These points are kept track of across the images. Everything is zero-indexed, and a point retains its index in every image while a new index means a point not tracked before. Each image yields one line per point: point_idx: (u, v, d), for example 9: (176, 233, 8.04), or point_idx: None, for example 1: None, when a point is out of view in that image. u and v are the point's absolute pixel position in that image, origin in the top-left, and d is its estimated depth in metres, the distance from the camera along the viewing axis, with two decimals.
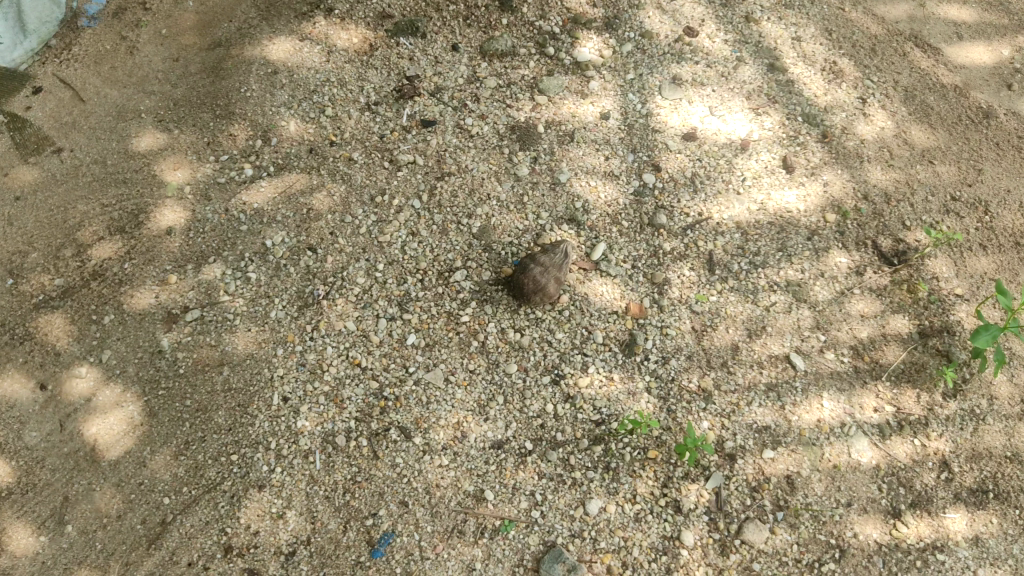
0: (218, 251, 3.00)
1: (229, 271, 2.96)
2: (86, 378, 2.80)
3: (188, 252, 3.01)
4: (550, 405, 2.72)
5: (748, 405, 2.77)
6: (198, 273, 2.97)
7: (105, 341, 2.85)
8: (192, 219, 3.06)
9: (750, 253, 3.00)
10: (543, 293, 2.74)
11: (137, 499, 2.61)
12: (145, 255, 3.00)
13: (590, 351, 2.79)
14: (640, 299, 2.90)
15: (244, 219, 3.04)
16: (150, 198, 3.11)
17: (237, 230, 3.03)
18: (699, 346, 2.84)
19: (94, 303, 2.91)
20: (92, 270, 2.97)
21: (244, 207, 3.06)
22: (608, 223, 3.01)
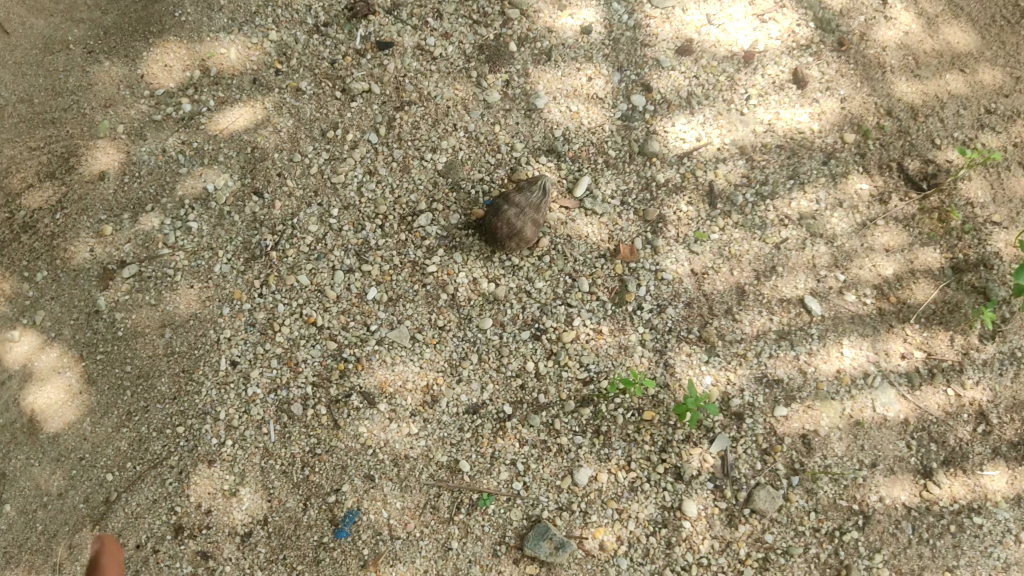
0: (155, 197, 2.54)
1: (168, 221, 2.52)
2: (20, 342, 2.43)
3: (124, 199, 2.54)
4: (530, 363, 2.38)
5: (756, 356, 2.43)
6: (135, 223, 2.52)
7: (39, 300, 2.46)
8: (128, 162, 2.56)
9: (757, 182, 2.60)
10: (519, 239, 2.38)
11: (79, 474, 2.33)
12: (76, 203, 2.52)
13: (575, 302, 2.43)
14: (631, 239, 2.50)
15: (184, 160, 2.57)
16: (81, 138, 2.58)
17: (176, 171, 2.56)
18: (700, 291, 2.47)
19: (25, 258, 2.49)
20: (21, 222, 2.51)
21: (184, 146, 2.58)
22: (593, 152, 2.61)
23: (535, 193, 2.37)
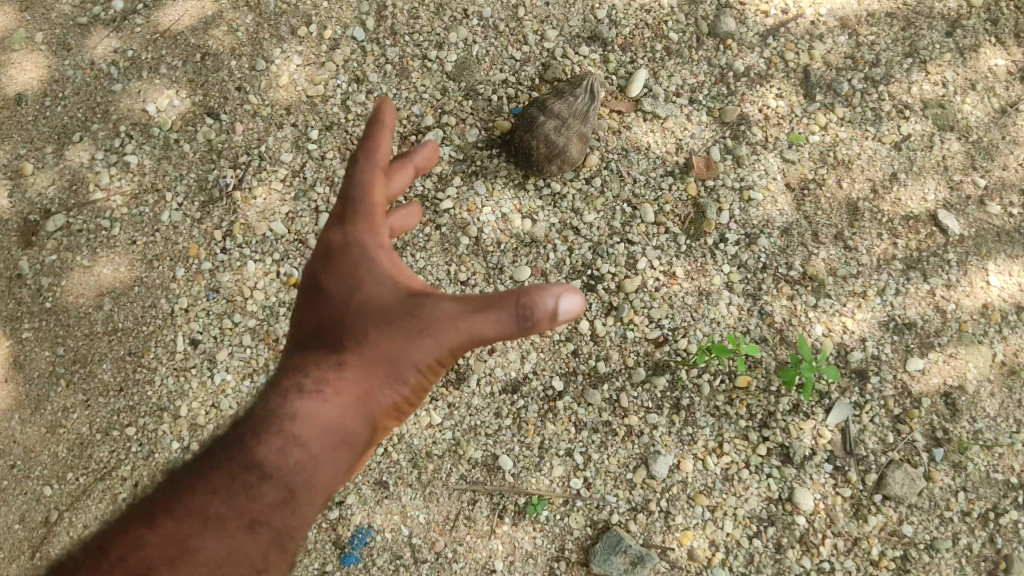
0: (84, 124, 1.95)
1: (100, 155, 1.93)
2: None
3: (46, 129, 1.96)
4: (584, 322, 1.79)
5: (880, 295, 1.85)
6: (61, 160, 1.94)
7: None
8: (49, 80, 1.98)
9: (866, 63, 1.97)
10: (562, 160, 1.79)
11: (10, 487, 1.84)
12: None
13: (638, 238, 1.83)
14: (706, 149, 1.88)
15: (117, 75, 1.97)
16: None
17: (108, 89, 1.97)
18: (799, 213, 1.87)
19: None
20: None
21: (116, 55, 1.98)
22: (648, 37, 1.95)
23: (575, 97, 1.76)
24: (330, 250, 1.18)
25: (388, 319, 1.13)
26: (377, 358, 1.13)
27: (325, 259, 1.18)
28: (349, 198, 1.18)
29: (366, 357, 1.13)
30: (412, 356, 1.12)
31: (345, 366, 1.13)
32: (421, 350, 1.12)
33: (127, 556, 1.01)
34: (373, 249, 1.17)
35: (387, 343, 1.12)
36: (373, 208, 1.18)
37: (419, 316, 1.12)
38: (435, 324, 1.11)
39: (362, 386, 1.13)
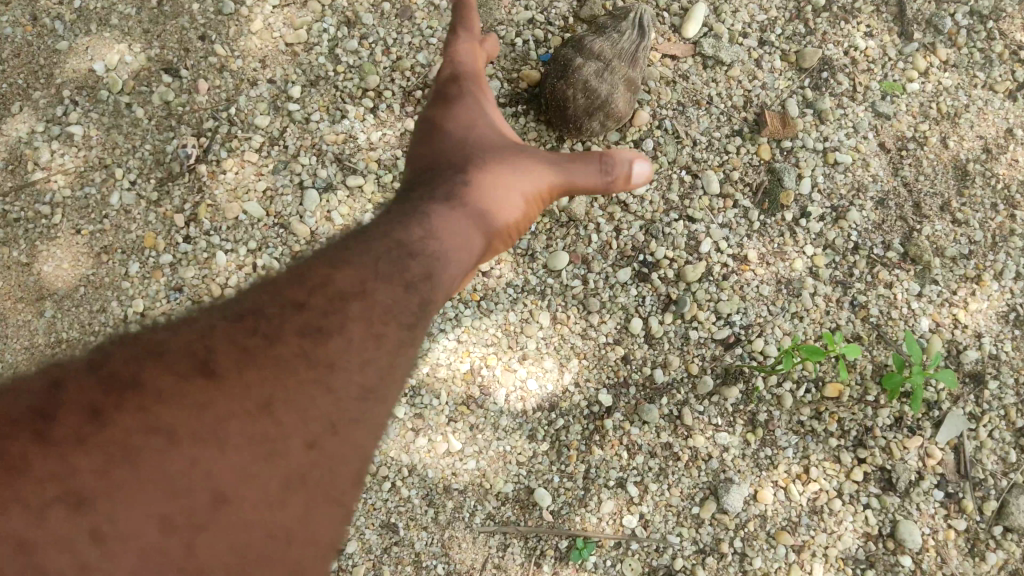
0: (23, 92, 1.57)
1: (41, 127, 1.56)
2: None
3: None
4: (637, 320, 1.44)
5: (998, 279, 1.49)
6: None
7: None
8: None
9: None
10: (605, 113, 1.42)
11: None
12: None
13: (699, 214, 1.47)
14: (780, 101, 1.52)
15: (62, 29, 1.58)
16: None
17: (51, 47, 1.58)
18: (896, 179, 1.51)
19: None
20: None
21: (61, 7, 1.59)
22: None
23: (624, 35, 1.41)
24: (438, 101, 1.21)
25: (498, 152, 1.15)
26: (498, 173, 1.11)
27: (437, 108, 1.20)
28: (452, 64, 1.25)
29: (489, 169, 1.11)
30: (523, 185, 1.13)
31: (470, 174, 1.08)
32: (531, 180, 1.14)
33: (300, 299, 0.81)
34: (474, 103, 1.22)
35: (502, 173, 1.11)
36: (477, 71, 1.27)
37: (524, 156, 1.15)
38: (539, 158, 1.16)
39: (491, 191, 1.08)
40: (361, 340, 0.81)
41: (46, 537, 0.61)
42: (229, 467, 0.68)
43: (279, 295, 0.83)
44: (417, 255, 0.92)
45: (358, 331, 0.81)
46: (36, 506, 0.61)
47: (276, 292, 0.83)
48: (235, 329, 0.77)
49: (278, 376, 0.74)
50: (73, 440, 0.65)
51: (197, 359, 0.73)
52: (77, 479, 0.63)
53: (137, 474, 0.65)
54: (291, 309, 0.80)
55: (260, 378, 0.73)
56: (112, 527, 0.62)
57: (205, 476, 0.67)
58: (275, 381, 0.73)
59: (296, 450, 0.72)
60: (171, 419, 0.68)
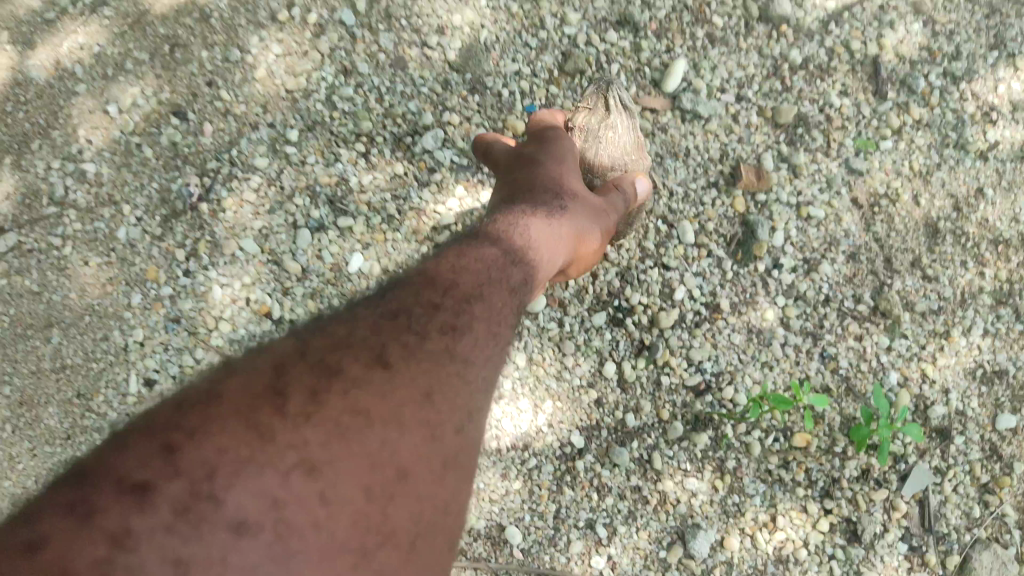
0: (43, 131, 1.62)
1: (58, 166, 1.62)
2: None
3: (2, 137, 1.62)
4: (610, 365, 1.49)
5: (966, 337, 1.54)
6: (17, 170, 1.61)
7: None
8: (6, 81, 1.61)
9: (944, 56, 1.64)
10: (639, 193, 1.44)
11: None
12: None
13: (674, 262, 1.52)
14: (755, 155, 1.58)
15: (82, 74, 1.63)
16: None
17: (71, 89, 1.63)
18: (868, 234, 1.56)
19: None
20: None
21: (82, 52, 1.63)
22: (688, 22, 1.64)
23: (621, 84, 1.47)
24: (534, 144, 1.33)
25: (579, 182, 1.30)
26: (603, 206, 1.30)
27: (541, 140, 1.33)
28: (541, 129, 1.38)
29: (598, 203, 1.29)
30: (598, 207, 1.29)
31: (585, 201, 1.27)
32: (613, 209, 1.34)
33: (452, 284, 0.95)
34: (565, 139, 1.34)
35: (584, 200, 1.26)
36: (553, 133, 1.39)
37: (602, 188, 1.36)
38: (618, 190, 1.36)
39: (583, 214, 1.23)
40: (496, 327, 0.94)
41: (343, 438, 0.69)
42: (445, 407, 0.78)
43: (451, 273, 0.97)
44: (525, 263, 1.07)
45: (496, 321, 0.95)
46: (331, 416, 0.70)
47: (456, 271, 0.97)
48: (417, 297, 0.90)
49: (458, 340, 0.87)
50: (375, 375, 0.76)
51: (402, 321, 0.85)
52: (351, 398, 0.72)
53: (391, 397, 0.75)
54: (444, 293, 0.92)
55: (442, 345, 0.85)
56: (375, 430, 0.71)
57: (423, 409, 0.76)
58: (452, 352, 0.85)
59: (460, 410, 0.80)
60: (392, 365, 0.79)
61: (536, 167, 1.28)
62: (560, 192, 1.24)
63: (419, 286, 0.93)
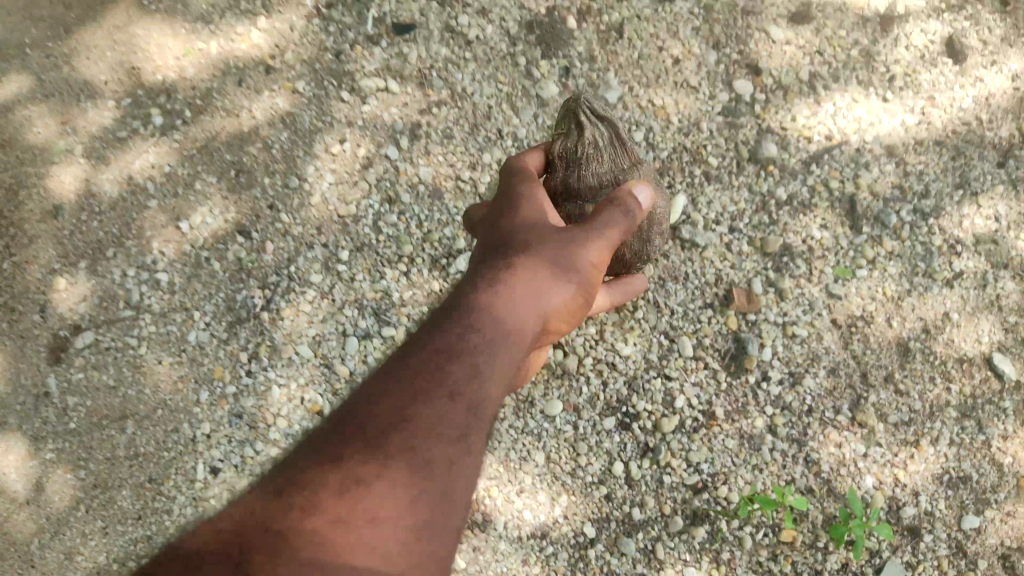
0: (118, 240, 1.90)
1: (132, 272, 1.88)
2: None
3: (83, 245, 1.89)
4: (619, 464, 1.71)
5: (934, 445, 1.75)
6: (95, 275, 1.88)
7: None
8: (85, 194, 1.90)
9: (914, 194, 1.90)
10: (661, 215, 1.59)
11: None
12: (25, 249, 1.87)
13: (675, 373, 1.75)
14: (747, 280, 1.82)
15: (153, 190, 1.92)
16: (30, 165, 1.90)
17: (142, 204, 1.92)
18: (846, 351, 1.79)
19: None
20: None
21: (154, 170, 1.93)
22: (687, 163, 1.91)
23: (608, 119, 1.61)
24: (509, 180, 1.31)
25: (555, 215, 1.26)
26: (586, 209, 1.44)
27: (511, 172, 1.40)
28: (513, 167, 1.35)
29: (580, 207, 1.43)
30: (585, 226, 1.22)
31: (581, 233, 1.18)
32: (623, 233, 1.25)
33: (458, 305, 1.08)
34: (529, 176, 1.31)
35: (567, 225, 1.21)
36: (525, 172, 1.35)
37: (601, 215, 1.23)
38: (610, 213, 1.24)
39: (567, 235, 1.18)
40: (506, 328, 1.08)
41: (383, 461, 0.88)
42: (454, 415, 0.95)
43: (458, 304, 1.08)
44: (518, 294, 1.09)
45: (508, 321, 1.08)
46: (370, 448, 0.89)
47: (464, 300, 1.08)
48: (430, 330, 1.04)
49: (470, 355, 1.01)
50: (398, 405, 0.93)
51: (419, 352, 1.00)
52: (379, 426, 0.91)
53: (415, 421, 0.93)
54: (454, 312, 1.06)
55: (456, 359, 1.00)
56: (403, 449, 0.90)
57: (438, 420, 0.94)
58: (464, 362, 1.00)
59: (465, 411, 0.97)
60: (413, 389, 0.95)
61: (513, 213, 1.22)
62: (533, 232, 1.18)
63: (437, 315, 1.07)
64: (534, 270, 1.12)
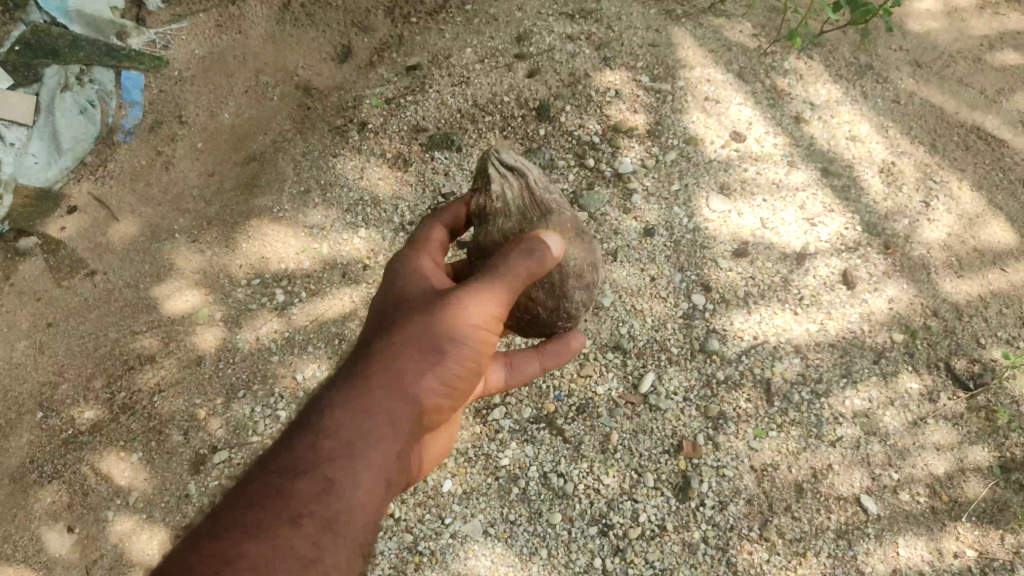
0: (249, 383, 2.98)
1: (259, 408, 2.92)
2: (117, 524, 2.84)
3: (219, 385, 3.01)
4: (597, 559, 2.48)
5: (816, 556, 2.50)
6: (228, 410, 2.95)
7: (133, 481, 2.90)
8: (223, 348, 3.07)
9: (812, 379, 2.73)
10: (584, 261, 2.10)
11: None
12: (172, 386, 3.04)
13: (640, 497, 2.56)
14: (694, 435, 2.65)
15: (275, 349, 3.02)
16: (180, 327, 3.15)
17: (268, 358, 3.01)
18: (759, 488, 2.58)
19: (124, 438, 2.98)
20: (121, 402, 3.07)
21: (277, 335, 3.05)
22: (656, 349, 2.78)
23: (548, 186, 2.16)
24: (418, 254, 1.96)
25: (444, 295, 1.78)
26: (494, 240, 1.98)
27: (438, 226, 2.06)
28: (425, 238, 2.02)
29: (487, 243, 1.99)
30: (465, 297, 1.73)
31: (458, 308, 1.71)
32: (507, 280, 1.78)
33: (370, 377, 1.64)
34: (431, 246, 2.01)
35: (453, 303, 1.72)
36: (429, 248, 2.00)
37: (483, 283, 1.75)
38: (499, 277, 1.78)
39: (447, 312, 1.71)
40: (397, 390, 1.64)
41: (313, 495, 1.44)
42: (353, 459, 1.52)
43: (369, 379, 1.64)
44: (404, 372, 1.65)
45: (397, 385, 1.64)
46: (304, 495, 1.44)
47: (370, 378, 1.63)
48: (346, 401, 1.59)
49: (367, 420, 1.58)
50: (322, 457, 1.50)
51: (334, 423, 1.55)
52: (310, 475, 1.47)
53: (331, 465, 1.49)
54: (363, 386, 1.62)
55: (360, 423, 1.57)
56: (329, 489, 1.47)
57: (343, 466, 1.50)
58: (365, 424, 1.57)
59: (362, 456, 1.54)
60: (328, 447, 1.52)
61: (410, 307, 1.78)
62: (420, 317, 1.72)
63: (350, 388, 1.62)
64: (413, 350, 1.68)
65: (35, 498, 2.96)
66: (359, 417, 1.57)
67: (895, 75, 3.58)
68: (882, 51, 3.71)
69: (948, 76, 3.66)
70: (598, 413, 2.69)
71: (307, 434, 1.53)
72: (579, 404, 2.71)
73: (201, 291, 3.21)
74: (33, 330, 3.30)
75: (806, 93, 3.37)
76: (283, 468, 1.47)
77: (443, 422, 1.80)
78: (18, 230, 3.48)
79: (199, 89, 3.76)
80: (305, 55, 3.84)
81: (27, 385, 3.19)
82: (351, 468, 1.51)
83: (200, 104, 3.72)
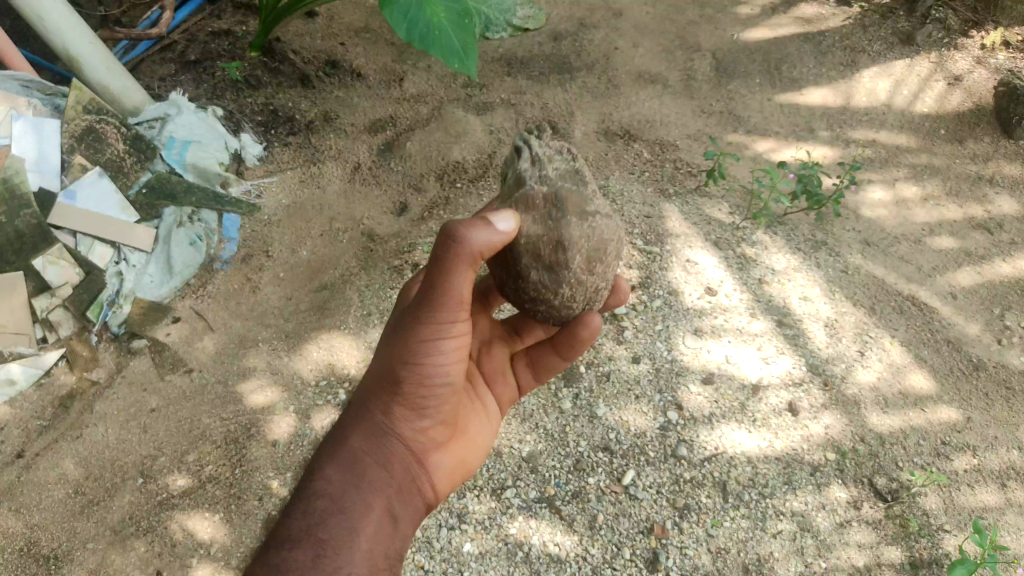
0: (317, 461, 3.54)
1: None
2: (197, 568, 3.30)
3: (289, 461, 3.60)
4: None
5: None
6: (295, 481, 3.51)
7: (215, 536, 3.38)
8: (294, 434, 3.68)
9: (760, 484, 3.44)
10: (543, 239, 2.26)
11: None
12: (250, 464, 3.60)
13: (618, 566, 3.20)
14: (663, 520, 3.32)
15: None
16: (259, 415, 3.79)
17: None
18: (715, 565, 3.21)
19: (208, 501, 3.50)
20: (208, 474, 3.61)
21: None
22: (637, 452, 3.52)
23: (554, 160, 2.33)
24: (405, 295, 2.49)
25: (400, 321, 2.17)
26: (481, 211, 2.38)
27: None
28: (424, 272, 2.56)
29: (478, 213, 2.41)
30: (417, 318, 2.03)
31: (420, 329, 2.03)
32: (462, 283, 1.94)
33: (353, 433, 2.20)
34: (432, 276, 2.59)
35: (407, 332, 2.07)
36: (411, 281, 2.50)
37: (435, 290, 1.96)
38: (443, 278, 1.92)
39: (407, 338, 2.07)
40: (374, 435, 2.19)
41: (314, 556, 1.88)
42: (343, 510, 2.01)
43: (355, 431, 2.20)
44: (379, 412, 2.20)
45: (374, 432, 2.20)
46: (308, 556, 1.87)
47: (354, 432, 2.20)
48: (339, 461, 2.15)
49: (351, 473, 2.11)
50: (315, 520, 1.97)
51: (328, 483, 2.07)
52: (310, 540, 1.92)
53: (324, 525, 1.96)
54: (348, 444, 2.18)
55: (345, 478, 2.09)
56: (326, 549, 1.90)
57: (335, 521, 1.98)
58: (350, 476, 2.10)
59: (349, 511, 2.01)
60: (320, 513, 1.99)
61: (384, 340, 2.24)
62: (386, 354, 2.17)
63: (341, 444, 2.19)
64: (381, 393, 2.18)
65: (128, 547, 3.39)
66: (343, 472, 2.11)
67: (845, 252, 4.46)
68: (838, 231, 4.61)
69: (892, 252, 4.53)
70: (589, 498, 3.39)
71: (304, 503, 2.03)
72: (574, 491, 3.42)
73: (277, 389, 3.89)
74: (138, 413, 3.89)
75: (769, 263, 4.26)
76: (289, 539, 1.92)
77: (435, 430, 2.32)
78: (131, 332, 4.21)
79: (283, 230, 4.70)
80: (370, 206, 4.82)
81: (131, 456, 3.73)
82: (343, 516, 2.00)
83: (283, 243, 4.65)
